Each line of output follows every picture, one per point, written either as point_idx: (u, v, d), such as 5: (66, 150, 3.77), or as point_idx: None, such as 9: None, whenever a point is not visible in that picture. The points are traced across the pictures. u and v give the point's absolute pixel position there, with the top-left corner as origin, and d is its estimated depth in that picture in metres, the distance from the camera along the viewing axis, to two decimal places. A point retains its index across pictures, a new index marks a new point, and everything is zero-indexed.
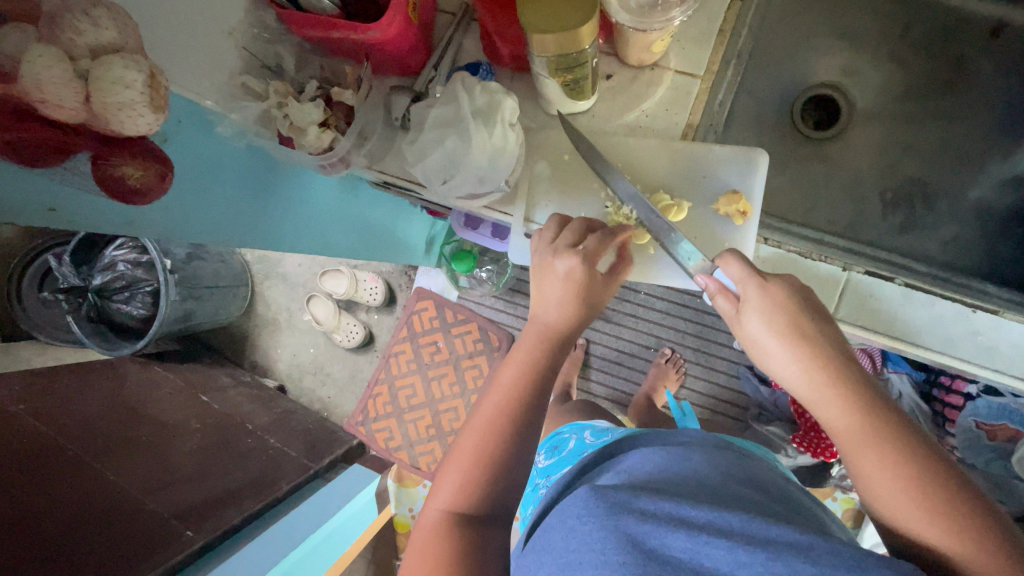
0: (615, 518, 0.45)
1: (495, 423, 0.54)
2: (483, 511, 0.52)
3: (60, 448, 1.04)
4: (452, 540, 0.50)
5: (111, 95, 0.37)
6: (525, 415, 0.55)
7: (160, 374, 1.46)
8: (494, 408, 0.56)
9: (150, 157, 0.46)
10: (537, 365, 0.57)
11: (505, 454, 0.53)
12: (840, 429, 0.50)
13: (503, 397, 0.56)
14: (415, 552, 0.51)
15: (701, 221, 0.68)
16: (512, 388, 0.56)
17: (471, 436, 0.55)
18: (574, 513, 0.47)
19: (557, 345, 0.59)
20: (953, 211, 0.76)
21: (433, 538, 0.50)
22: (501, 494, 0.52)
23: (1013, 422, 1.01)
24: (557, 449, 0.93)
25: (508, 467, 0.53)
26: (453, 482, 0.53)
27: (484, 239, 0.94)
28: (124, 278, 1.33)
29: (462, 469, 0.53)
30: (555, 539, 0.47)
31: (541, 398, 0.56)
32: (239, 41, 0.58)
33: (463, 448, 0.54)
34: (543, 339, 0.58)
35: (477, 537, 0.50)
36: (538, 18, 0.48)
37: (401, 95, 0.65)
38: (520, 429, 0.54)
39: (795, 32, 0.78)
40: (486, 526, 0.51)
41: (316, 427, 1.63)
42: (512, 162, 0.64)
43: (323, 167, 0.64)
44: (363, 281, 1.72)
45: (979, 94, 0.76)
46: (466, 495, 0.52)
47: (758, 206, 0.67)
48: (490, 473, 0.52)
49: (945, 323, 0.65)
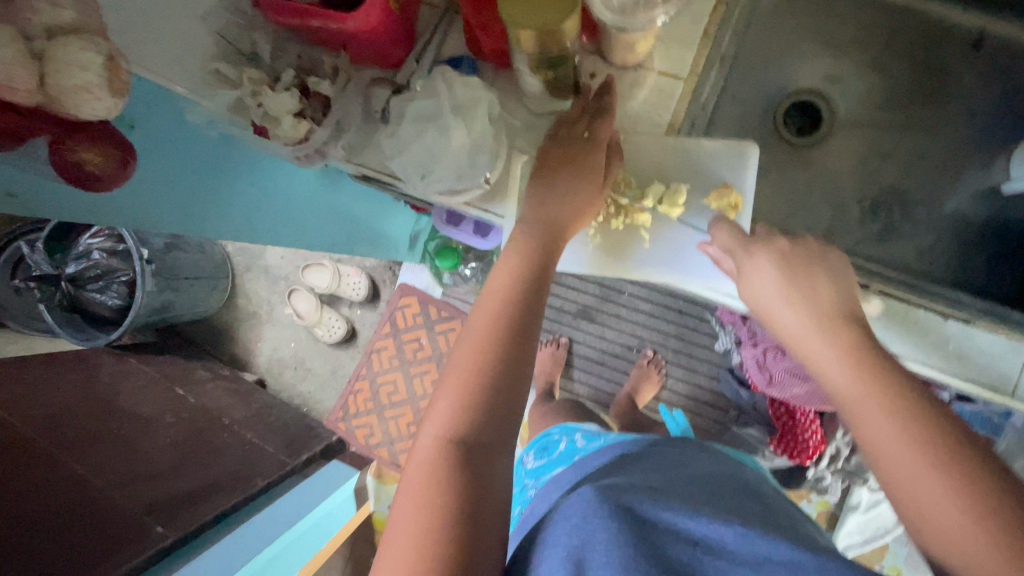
0: (619, 523, 0.44)
1: (486, 340, 0.51)
2: (482, 437, 0.48)
3: (28, 441, 1.01)
4: (450, 463, 0.46)
5: (67, 78, 0.36)
6: (511, 336, 0.52)
7: (134, 365, 1.43)
8: (482, 327, 0.53)
9: (110, 142, 0.44)
10: (519, 291, 0.55)
11: (499, 380, 0.50)
12: (843, 388, 0.50)
13: (488, 323, 0.53)
14: (410, 491, 0.46)
15: (693, 219, 0.66)
16: (495, 312, 0.53)
17: (460, 367, 0.51)
18: (577, 513, 0.46)
19: (535, 275, 0.56)
20: (929, 219, 0.76)
21: (430, 464, 0.46)
22: (500, 420, 0.49)
23: (983, 426, 1.04)
24: (547, 450, 0.92)
25: (502, 390, 0.50)
26: (448, 408, 0.49)
27: (465, 236, 0.92)
28: (98, 267, 1.31)
29: (456, 391, 0.50)
30: (557, 533, 0.45)
31: (528, 323, 0.53)
32: (212, 25, 0.56)
33: (452, 378, 0.51)
34: (521, 270, 0.56)
35: (478, 460, 0.47)
36: (518, 12, 0.47)
37: (382, 87, 0.63)
38: (510, 354, 0.51)
39: (781, 37, 0.78)
40: (485, 450, 0.48)
41: (295, 422, 1.61)
42: (494, 159, 0.62)
43: (299, 159, 0.62)
44: (346, 275, 1.70)
45: (961, 104, 0.77)
46: (463, 421, 0.48)
47: (749, 201, 0.65)
48: (486, 398, 0.49)
49: (917, 330, 0.64)
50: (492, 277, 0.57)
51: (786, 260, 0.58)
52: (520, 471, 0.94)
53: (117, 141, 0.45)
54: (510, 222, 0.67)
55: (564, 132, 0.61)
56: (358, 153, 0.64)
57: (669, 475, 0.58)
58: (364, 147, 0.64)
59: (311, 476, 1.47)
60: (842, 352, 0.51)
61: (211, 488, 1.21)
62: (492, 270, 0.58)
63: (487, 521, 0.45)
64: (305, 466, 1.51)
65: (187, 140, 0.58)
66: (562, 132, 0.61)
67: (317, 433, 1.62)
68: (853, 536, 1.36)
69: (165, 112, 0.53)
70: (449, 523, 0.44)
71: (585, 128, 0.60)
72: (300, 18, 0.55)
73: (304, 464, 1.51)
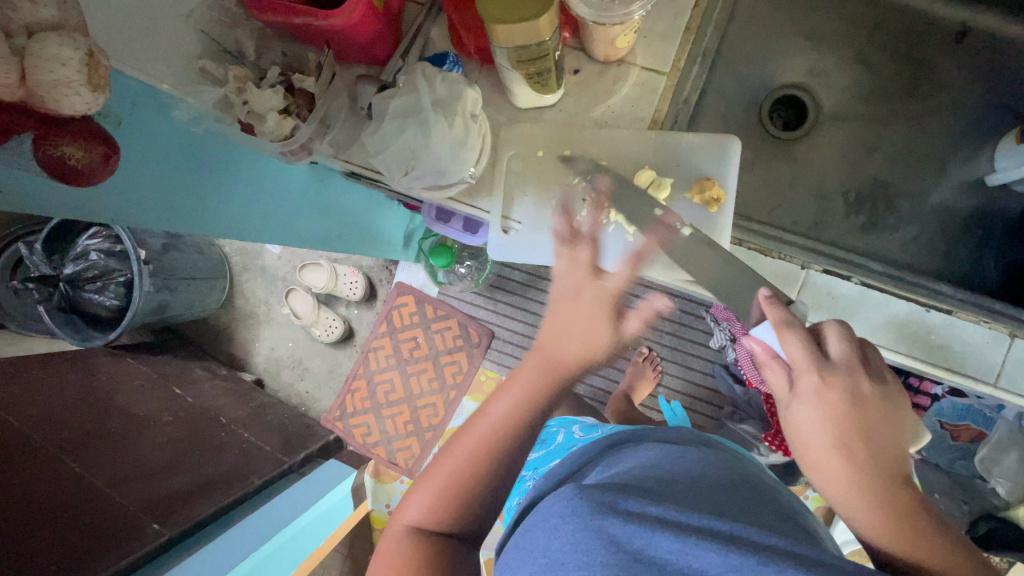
0: (598, 517, 0.45)
1: (480, 450, 0.55)
2: (456, 529, 0.54)
3: (26, 438, 1.01)
4: (415, 554, 0.53)
5: (45, 72, 0.36)
6: (505, 444, 0.55)
7: (131, 365, 1.44)
8: (483, 433, 0.56)
9: (94, 138, 0.46)
10: (526, 396, 0.57)
11: (483, 485, 0.54)
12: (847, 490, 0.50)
13: (486, 425, 0.56)
14: (388, 561, 0.54)
15: (676, 213, 0.67)
16: (499, 415, 0.57)
17: (447, 462, 0.56)
18: (557, 511, 0.48)
19: (551, 380, 0.58)
20: (914, 212, 0.77)
21: (400, 552, 0.53)
22: (475, 515, 0.55)
23: (976, 422, 1.04)
24: (545, 441, 0.93)
25: (484, 491, 0.54)
26: (423, 500, 0.55)
27: (455, 233, 0.92)
28: (96, 268, 1.32)
29: (434, 485, 0.56)
30: (538, 536, 0.47)
31: (525, 433, 0.56)
32: (197, 24, 0.57)
33: (443, 467, 0.56)
34: (537, 374, 0.57)
35: (444, 554, 0.53)
36: (496, 8, 0.48)
37: (369, 84, 0.65)
38: (501, 462, 0.55)
39: (763, 33, 0.79)
40: (453, 547, 0.54)
41: (292, 421, 1.62)
42: (477, 154, 0.64)
43: (284, 155, 0.63)
44: (342, 275, 1.71)
45: (945, 96, 0.78)
46: (443, 513, 0.54)
47: (731, 193, 0.66)
48: (460, 497, 0.54)
49: (901, 323, 0.64)
50: (518, 372, 0.59)
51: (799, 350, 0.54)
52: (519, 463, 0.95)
53: (100, 137, 0.47)
54: (496, 217, 0.69)
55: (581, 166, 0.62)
56: (345, 150, 0.67)
57: (665, 471, 0.57)
58: (350, 145, 0.67)
59: (308, 474, 1.48)
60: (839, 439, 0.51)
61: (207, 486, 1.22)
62: (518, 367, 0.59)
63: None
64: (302, 465, 1.52)
65: (177, 138, 0.58)
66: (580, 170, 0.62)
67: (314, 432, 1.63)
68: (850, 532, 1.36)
69: (153, 108, 0.55)
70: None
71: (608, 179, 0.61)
72: (284, 15, 0.56)
73: (301, 463, 1.51)
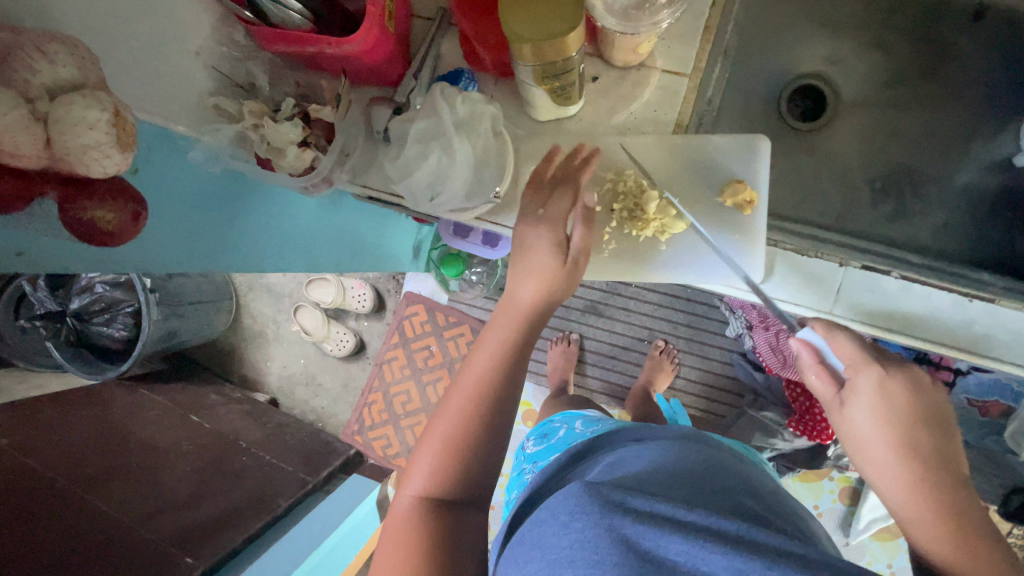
0: (609, 518, 0.41)
1: (468, 406, 0.54)
2: (459, 493, 0.52)
3: (47, 481, 0.98)
4: (424, 521, 0.49)
5: (74, 137, 0.35)
6: (495, 395, 0.55)
7: (146, 396, 1.43)
8: (467, 390, 0.55)
9: (121, 195, 0.44)
10: (510, 343, 0.57)
11: (479, 441, 0.53)
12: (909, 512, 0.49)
13: (477, 379, 0.56)
14: (389, 544, 0.49)
15: (707, 217, 0.66)
16: (484, 367, 0.56)
17: (440, 423, 0.55)
18: (565, 508, 0.44)
19: (529, 327, 0.59)
20: (941, 196, 0.76)
21: (406, 521, 0.50)
22: (477, 475, 0.53)
23: (1005, 397, 1.00)
24: (546, 435, 0.92)
25: (481, 447, 0.53)
26: (425, 467, 0.53)
27: (475, 247, 0.90)
28: (103, 300, 1.30)
29: (435, 449, 0.53)
30: (546, 533, 0.44)
31: (514, 379, 0.56)
32: (207, 60, 0.55)
33: (437, 431, 0.54)
34: (518, 323, 0.58)
35: (454, 520, 0.50)
36: (522, 27, 0.46)
37: (382, 106, 0.62)
38: (494, 412, 0.54)
39: (776, 23, 0.78)
40: (461, 510, 0.51)
41: (311, 439, 1.61)
42: (503, 172, 0.62)
43: (306, 189, 0.62)
44: (350, 288, 1.69)
45: (966, 76, 0.76)
46: (444, 474, 0.52)
47: (764, 195, 0.64)
48: (461, 455, 0.52)
49: (944, 314, 0.63)
50: (491, 328, 0.59)
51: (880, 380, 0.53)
52: (519, 456, 0.95)
53: (127, 193, 0.44)
54: None
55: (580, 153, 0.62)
56: (361, 175, 0.65)
57: (670, 472, 0.55)
58: (367, 169, 0.65)
59: (332, 492, 1.47)
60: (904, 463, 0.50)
61: (233, 514, 1.21)
62: (489, 325, 0.59)
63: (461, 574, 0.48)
64: (325, 483, 1.51)
65: (194, 179, 0.56)
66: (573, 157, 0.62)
67: (334, 448, 1.62)
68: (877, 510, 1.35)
69: (169, 152, 0.52)
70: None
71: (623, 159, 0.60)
72: (297, 45, 0.54)
73: (323, 481, 1.50)
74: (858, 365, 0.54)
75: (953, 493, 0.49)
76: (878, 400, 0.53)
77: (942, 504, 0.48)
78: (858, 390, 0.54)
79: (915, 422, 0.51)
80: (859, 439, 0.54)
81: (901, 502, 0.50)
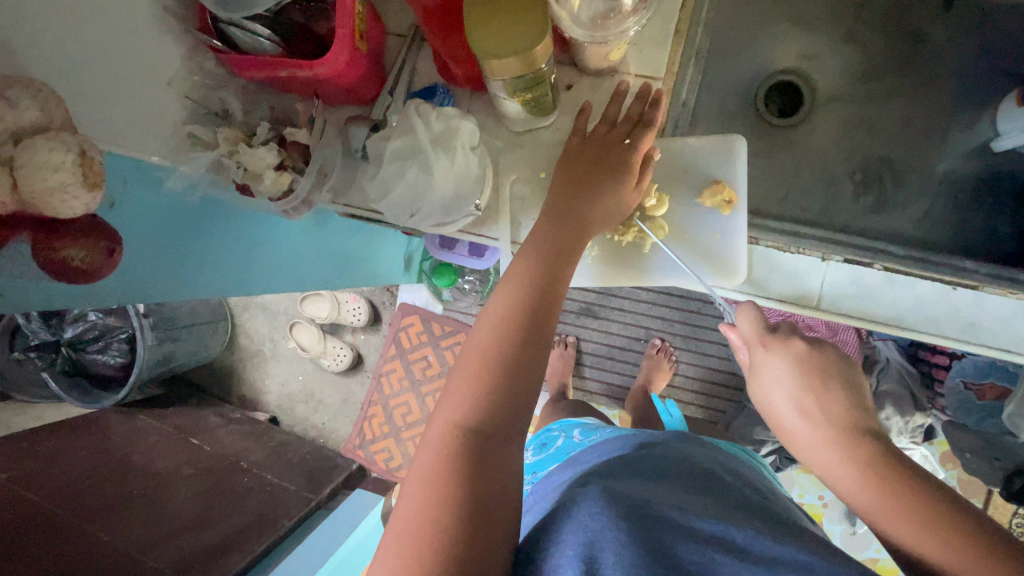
0: (627, 522, 0.43)
1: (504, 332, 0.49)
2: (495, 426, 0.45)
3: (47, 513, 0.96)
4: (461, 453, 0.43)
5: (40, 181, 0.35)
6: (531, 324, 0.49)
7: (144, 422, 1.42)
8: (502, 316, 0.50)
9: (93, 233, 0.45)
10: (543, 273, 0.52)
11: (516, 373, 0.47)
12: (850, 487, 0.49)
13: (511, 307, 0.50)
14: (414, 487, 0.43)
15: (689, 217, 0.66)
16: (516, 296, 0.51)
17: (475, 351, 0.49)
18: (583, 510, 0.45)
19: (561, 258, 0.54)
20: (922, 185, 0.76)
21: (441, 452, 0.44)
22: (514, 411, 0.46)
23: (1000, 378, 0.99)
24: (546, 445, 0.92)
25: (516, 380, 0.47)
26: (460, 396, 0.46)
27: (461, 258, 0.90)
28: (96, 328, 1.29)
29: (470, 377, 0.47)
30: (565, 533, 0.44)
31: (548, 313, 0.51)
32: (180, 90, 0.55)
33: (467, 361, 0.48)
34: (551, 257, 0.53)
35: (492, 455, 0.44)
36: (489, 44, 0.46)
37: (360, 125, 0.63)
38: (529, 344, 0.49)
39: (748, 22, 0.78)
40: (500, 445, 0.45)
41: (312, 456, 1.61)
42: (480, 184, 0.62)
43: (286, 212, 0.62)
44: (344, 303, 1.69)
45: (940, 64, 0.76)
46: (476, 408, 0.46)
47: (744, 193, 0.64)
48: (500, 384, 0.46)
49: (927, 304, 0.65)
50: (520, 259, 0.54)
51: (804, 363, 0.56)
52: None
53: (101, 230, 0.46)
54: (505, 244, 0.67)
55: (602, 132, 0.59)
56: (342, 194, 0.65)
57: (676, 471, 0.57)
58: (347, 188, 0.65)
59: (336, 509, 1.47)
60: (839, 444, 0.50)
61: (238, 535, 1.21)
62: (518, 257, 0.54)
63: (495, 524, 0.42)
64: (328, 499, 1.51)
65: (178, 212, 0.56)
66: (598, 133, 0.60)
67: (335, 464, 1.61)
68: None
69: (144, 182, 0.51)
70: (452, 523, 0.40)
71: (625, 134, 0.59)
72: (267, 70, 0.54)
73: (327, 497, 1.50)
74: (754, 344, 0.60)
75: (864, 449, 0.49)
76: (772, 376, 0.57)
77: (875, 462, 0.48)
78: (758, 371, 0.59)
79: (806, 393, 0.54)
80: (779, 418, 0.57)
81: (853, 487, 0.49)
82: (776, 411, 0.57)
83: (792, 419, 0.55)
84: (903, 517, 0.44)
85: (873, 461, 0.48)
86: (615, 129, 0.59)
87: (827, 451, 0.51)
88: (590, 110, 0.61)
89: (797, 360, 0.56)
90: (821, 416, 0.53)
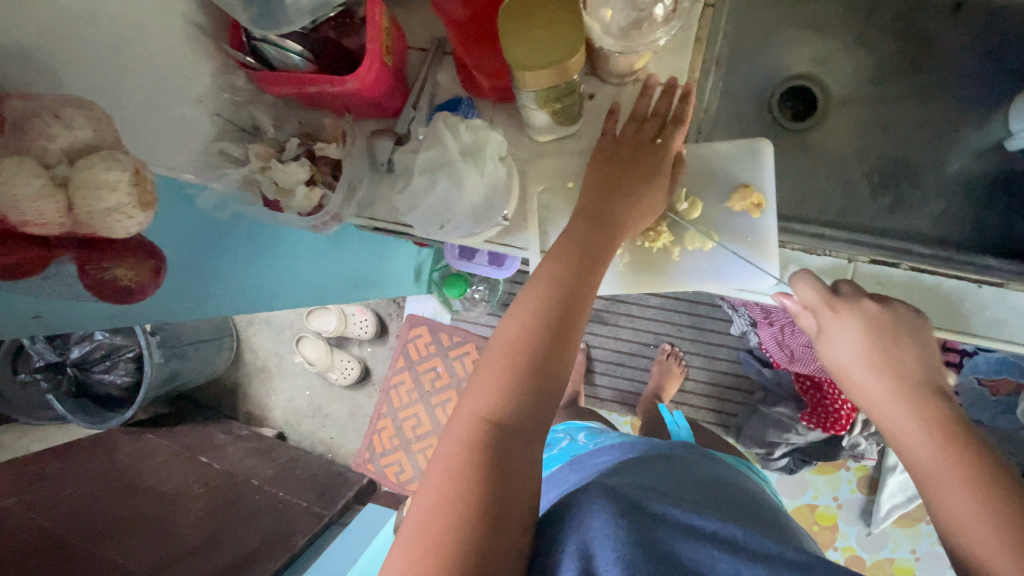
0: (624, 517, 0.44)
1: (533, 326, 0.49)
2: (518, 424, 0.45)
3: (61, 537, 0.95)
4: (486, 446, 0.43)
5: (97, 201, 0.36)
6: (558, 321, 0.49)
7: (152, 442, 1.41)
8: (529, 312, 0.50)
9: (138, 252, 0.45)
10: (568, 272, 0.52)
11: (543, 369, 0.47)
12: (917, 461, 0.49)
13: (537, 304, 0.50)
14: (436, 477, 0.43)
15: (715, 220, 0.66)
16: (542, 294, 0.50)
17: (502, 345, 0.48)
18: (588, 504, 0.46)
19: (587, 257, 0.54)
20: (938, 185, 0.77)
21: (466, 443, 0.43)
22: (539, 408, 0.46)
23: (1014, 374, 0.99)
24: (551, 446, 0.91)
25: (544, 378, 0.47)
26: (486, 388, 0.46)
27: (480, 267, 0.91)
28: (103, 347, 1.27)
29: (499, 370, 0.47)
30: (567, 525, 0.44)
31: (575, 310, 0.51)
32: (209, 108, 0.56)
33: (493, 356, 0.48)
34: (576, 256, 0.53)
35: (514, 450, 0.44)
36: (525, 55, 0.47)
37: (385, 138, 0.63)
38: (557, 341, 0.48)
39: (761, 30, 0.80)
40: (523, 441, 0.45)
41: (323, 471, 1.59)
42: (509, 194, 0.62)
43: (316, 227, 0.62)
44: (351, 315, 1.68)
45: (950, 66, 0.78)
46: (501, 401, 0.45)
47: (772, 196, 0.65)
48: (526, 378, 0.46)
49: (953, 302, 0.64)
50: (545, 258, 0.54)
51: (875, 322, 0.56)
52: None
53: (145, 249, 0.45)
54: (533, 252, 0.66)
55: (632, 129, 0.60)
56: (368, 207, 0.65)
57: (686, 480, 0.58)
58: (373, 201, 0.65)
59: (350, 523, 1.45)
60: (923, 418, 0.50)
61: (253, 554, 1.19)
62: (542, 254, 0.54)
63: (509, 522, 0.42)
64: (341, 515, 1.49)
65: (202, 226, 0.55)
66: (625, 133, 0.60)
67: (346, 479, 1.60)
68: (898, 496, 1.33)
69: (173, 199, 0.51)
70: (471, 517, 0.40)
71: (656, 132, 0.60)
72: (297, 85, 0.55)
73: (339, 513, 1.49)
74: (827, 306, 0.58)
75: (936, 408, 0.50)
76: (854, 336, 0.56)
77: (942, 422, 0.49)
78: (826, 333, 0.58)
79: (875, 350, 0.54)
80: (847, 372, 0.56)
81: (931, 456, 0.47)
82: (851, 376, 0.56)
83: (860, 371, 0.55)
84: (960, 488, 0.45)
85: (953, 427, 0.48)
86: (645, 127, 0.60)
87: (893, 408, 0.51)
88: (619, 110, 0.61)
89: (871, 320, 0.55)
90: (904, 387, 0.52)
